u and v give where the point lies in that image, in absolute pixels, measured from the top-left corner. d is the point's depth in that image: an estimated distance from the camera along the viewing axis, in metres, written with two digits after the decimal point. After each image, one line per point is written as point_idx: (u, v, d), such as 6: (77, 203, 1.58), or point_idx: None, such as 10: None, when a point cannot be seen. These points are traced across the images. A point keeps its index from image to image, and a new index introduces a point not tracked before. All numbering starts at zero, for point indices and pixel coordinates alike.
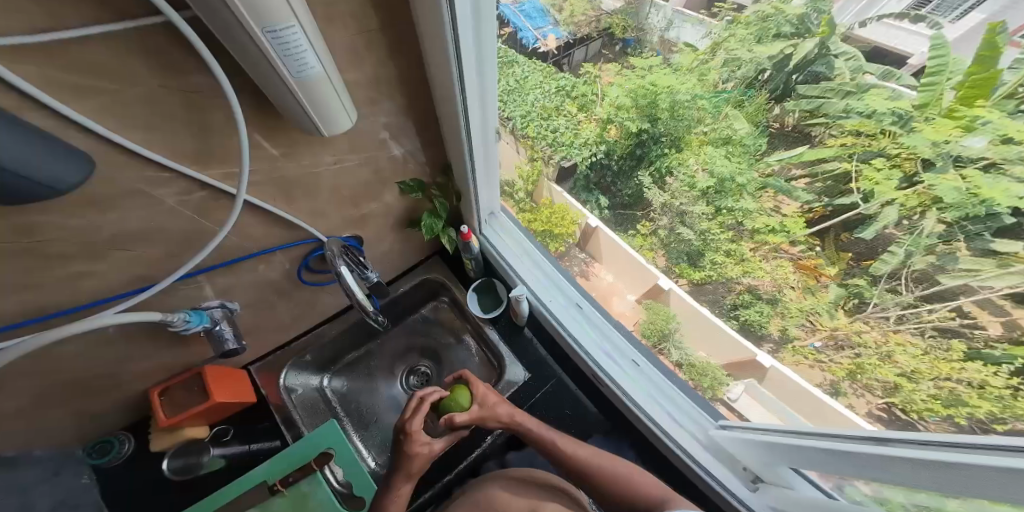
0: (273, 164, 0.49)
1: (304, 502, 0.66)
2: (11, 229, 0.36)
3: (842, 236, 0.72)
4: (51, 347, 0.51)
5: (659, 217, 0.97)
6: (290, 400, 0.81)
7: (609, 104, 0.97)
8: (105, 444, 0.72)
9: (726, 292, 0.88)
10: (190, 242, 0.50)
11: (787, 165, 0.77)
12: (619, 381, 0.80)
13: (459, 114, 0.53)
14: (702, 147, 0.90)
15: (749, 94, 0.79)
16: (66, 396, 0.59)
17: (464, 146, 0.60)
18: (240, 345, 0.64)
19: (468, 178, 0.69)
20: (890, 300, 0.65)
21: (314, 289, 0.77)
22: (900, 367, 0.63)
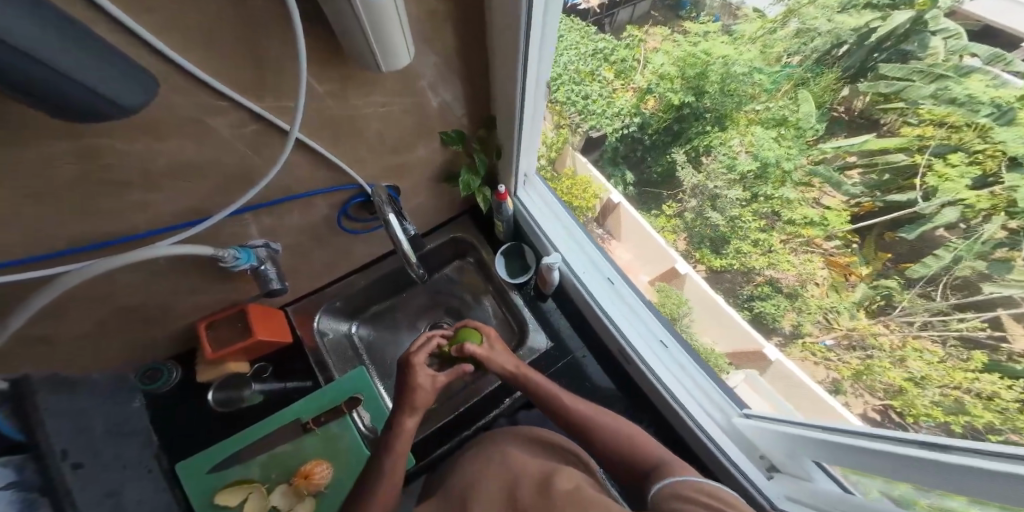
0: (323, 103, 0.46)
1: (334, 442, 0.75)
2: (71, 153, 0.35)
3: (887, 234, 0.78)
4: (110, 274, 0.52)
5: (688, 199, 1.02)
6: (321, 343, 0.85)
7: (651, 71, 1.00)
8: (154, 371, 0.77)
9: (745, 281, 0.91)
10: (241, 179, 0.49)
11: (842, 155, 0.83)
12: (646, 358, 0.79)
13: (518, 63, 0.48)
14: (749, 127, 0.99)
15: (818, 72, 0.85)
16: (120, 321, 0.62)
17: (516, 100, 0.56)
18: (284, 286, 0.66)
19: (514, 135, 0.65)
20: (920, 306, 0.71)
21: (350, 238, 0.77)
22: (911, 372, 0.66)
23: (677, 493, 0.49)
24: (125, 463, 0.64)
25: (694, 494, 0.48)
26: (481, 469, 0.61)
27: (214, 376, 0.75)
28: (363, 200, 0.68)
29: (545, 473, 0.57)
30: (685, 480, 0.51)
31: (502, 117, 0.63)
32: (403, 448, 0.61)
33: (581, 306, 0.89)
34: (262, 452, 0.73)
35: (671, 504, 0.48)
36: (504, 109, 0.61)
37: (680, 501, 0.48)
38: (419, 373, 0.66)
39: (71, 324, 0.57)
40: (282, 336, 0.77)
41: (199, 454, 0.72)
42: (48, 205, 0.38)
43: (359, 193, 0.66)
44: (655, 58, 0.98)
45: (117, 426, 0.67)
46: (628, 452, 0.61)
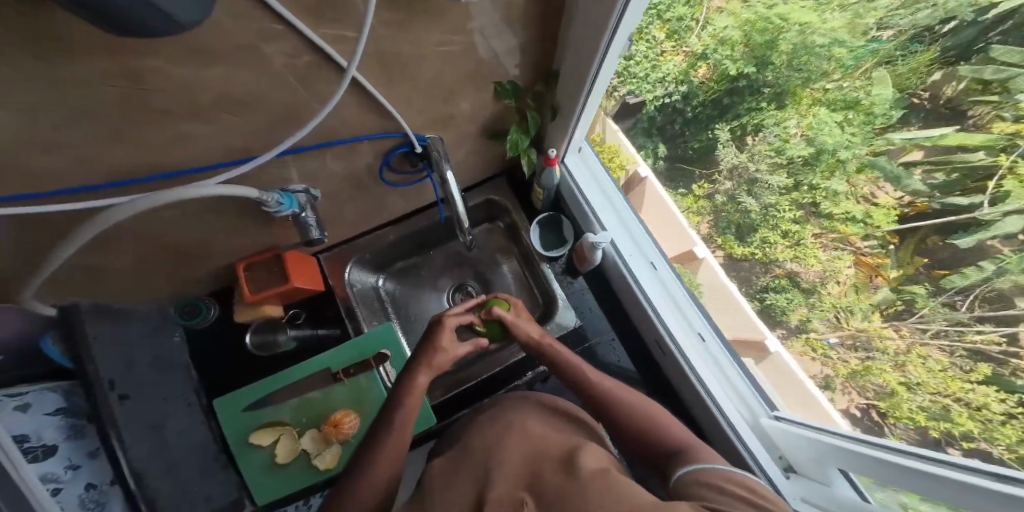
0: (382, 38, 0.42)
1: (362, 393, 0.78)
2: (115, 74, 0.31)
3: (931, 238, 0.57)
4: (155, 211, 0.52)
5: (724, 181, 0.79)
6: (351, 293, 0.85)
7: (710, 35, 0.69)
8: (192, 307, 0.79)
9: (762, 272, 0.77)
10: (290, 115, 0.47)
11: (910, 149, 0.57)
12: (683, 350, 0.80)
13: (607, 32, 0.44)
14: (813, 108, 0.66)
15: (911, 50, 0.54)
16: (162, 256, 0.63)
17: (591, 70, 0.52)
18: (322, 236, 0.66)
19: (578, 102, 0.61)
20: (940, 314, 0.55)
21: (386, 190, 0.75)
22: (906, 376, 0.58)
23: (703, 481, 0.47)
24: (167, 394, 0.69)
25: (724, 485, 0.45)
26: (495, 431, 0.58)
27: (250, 317, 0.77)
28: (406, 150, 0.65)
29: (563, 443, 0.54)
30: (708, 467, 0.49)
31: (570, 79, 0.59)
32: (410, 401, 0.61)
33: (621, 287, 0.89)
34: (293, 396, 0.77)
35: (696, 490, 0.46)
36: (575, 71, 0.56)
37: (705, 487, 0.46)
38: (444, 331, 0.66)
39: (116, 257, 0.57)
40: (317, 284, 0.78)
41: (237, 391, 0.76)
42: (94, 128, 0.36)
43: (403, 143, 0.63)
44: (725, 29, 0.67)
45: (156, 359, 0.70)
46: (646, 430, 0.59)
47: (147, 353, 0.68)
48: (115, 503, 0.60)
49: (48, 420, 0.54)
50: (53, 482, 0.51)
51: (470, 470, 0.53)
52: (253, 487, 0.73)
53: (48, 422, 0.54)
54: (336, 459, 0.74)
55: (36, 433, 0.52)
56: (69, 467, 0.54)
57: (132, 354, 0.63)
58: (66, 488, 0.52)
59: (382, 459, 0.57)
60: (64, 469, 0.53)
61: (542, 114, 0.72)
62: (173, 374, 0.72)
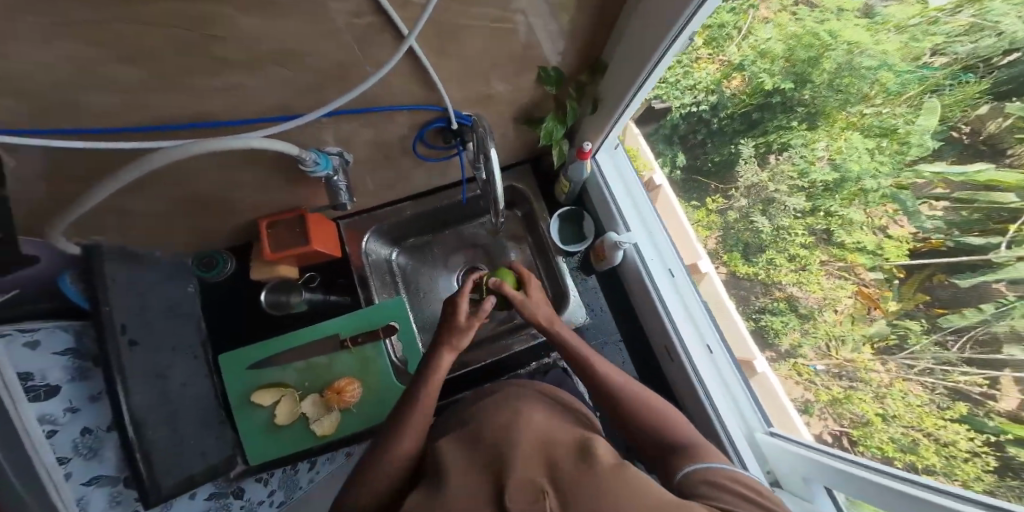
0: (448, 8, 0.40)
1: (366, 364, 0.78)
2: (186, 18, 0.30)
3: (936, 275, 0.55)
4: (191, 162, 0.51)
5: (740, 197, 0.77)
6: (367, 262, 0.83)
7: (751, 46, 0.67)
8: (210, 260, 0.79)
9: (762, 292, 0.76)
10: (340, 76, 0.46)
11: (937, 183, 0.54)
12: (693, 358, 0.79)
13: (675, 28, 0.42)
14: (845, 132, 0.62)
15: (961, 80, 0.49)
16: (189, 208, 0.62)
17: (646, 67, 0.50)
18: (349, 201, 0.66)
19: (624, 98, 0.59)
20: (929, 351, 0.55)
21: (414, 163, 0.74)
22: (883, 407, 0.60)
23: (708, 480, 0.46)
24: (176, 345, 0.69)
25: (729, 484, 0.45)
26: (500, 421, 0.54)
27: (267, 276, 0.76)
28: (442, 125, 0.64)
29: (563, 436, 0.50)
30: (712, 465, 0.48)
31: (617, 74, 0.58)
32: (435, 382, 0.61)
33: (635, 288, 0.89)
34: (299, 359, 0.76)
35: (703, 490, 0.45)
36: (623, 66, 0.55)
37: (711, 487, 0.45)
38: (460, 307, 0.64)
39: (143, 202, 0.56)
40: (333, 250, 0.77)
41: (243, 349, 0.76)
42: (151, 69, 0.35)
43: (440, 118, 0.62)
44: (767, 42, 0.65)
45: (171, 307, 0.69)
46: (655, 423, 0.56)
47: (163, 302, 0.68)
48: (110, 449, 0.59)
49: (55, 361, 0.54)
50: (49, 424, 0.50)
51: (479, 460, 0.48)
52: (247, 444, 0.74)
53: (54, 362, 0.54)
54: (334, 426, 0.75)
55: (41, 371, 0.52)
56: (68, 410, 0.54)
57: (149, 304, 0.64)
58: (61, 431, 0.52)
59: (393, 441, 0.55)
60: (63, 411, 0.53)
61: (582, 104, 0.71)
62: (185, 324, 0.72)
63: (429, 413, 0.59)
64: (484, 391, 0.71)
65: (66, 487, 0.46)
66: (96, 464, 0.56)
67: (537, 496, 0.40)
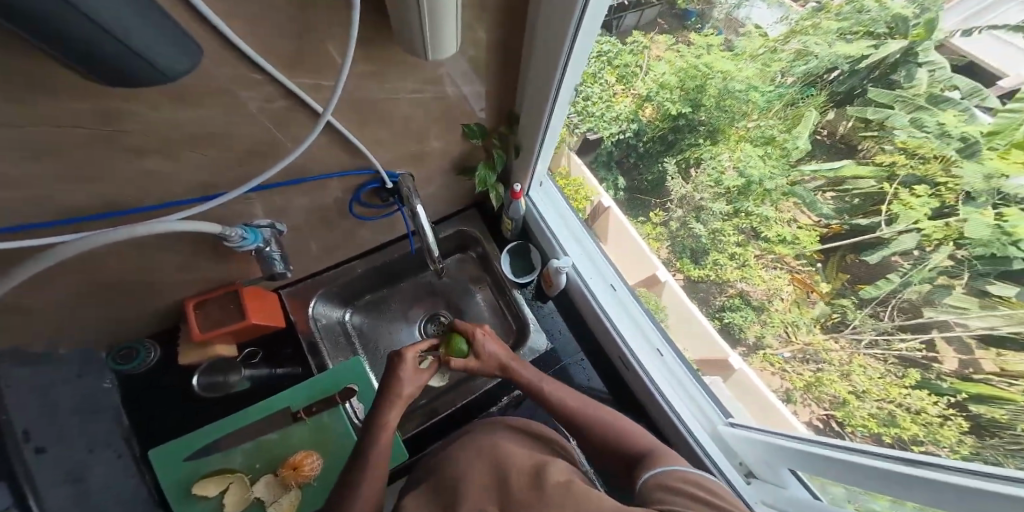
0: (359, 85, 0.45)
1: (323, 431, 0.74)
2: (90, 115, 0.33)
3: (848, 257, 0.65)
4: (100, 251, 0.50)
5: (675, 208, 0.85)
6: (315, 327, 0.82)
7: (652, 80, 0.75)
8: (129, 351, 0.73)
9: (718, 292, 0.83)
10: (261, 155, 0.48)
11: (819, 177, 0.66)
12: (644, 365, 0.84)
13: (557, 72, 0.50)
14: (740, 143, 0.74)
15: (808, 94, 0.63)
16: (107, 296, 0.60)
17: (546, 105, 0.57)
18: (287, 269, 0.67)
19: (538, 136, 0.66)
20: (868, 324, 0.64)
21: (355, 223, 0.76)
22: (853, 384, 0.65)
23: (662, 484, 0.48)
24: (92, 445, 0.63)
25: (681, 485, 0.47)
26: (475, 460, 0.54)
27: (201, 358, 0.73)
28: (376, 186, 0.67)
29: (532, 465, 0.50)
30: (664, 470, 0.51)
31: (529, 120, 0.65)
32: (384, 437, 0.59)
33: (581, 308, 0.94)
34: (246, 440, 0.71)
35: (658, 495, 0.47)
36: (531, 113, 0.63)
37: (666, 491, 0.47)
38: (405, 358, 0.65)
39: (47, 296, 0.53)
40: (275, 320, 0.75)
41: (176, 441, 0.69)
42: (56, 165, 0.36)
43: (373, 180, 0.66)
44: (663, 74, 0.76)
45: (79, 405, 0.64)
46: (598, 433, 0.62)
47: (66, 404, 0.62)
48: None
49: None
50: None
51: (441, 498, 0.50)
52: None
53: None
54: (296, 503, 0.69)
55: None
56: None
57: (48, 411, 0.58)
58: None
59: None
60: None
61: (507, 151, 0.77)
62: (102, 419, 0.67)
63: (381, 476, 0.57)
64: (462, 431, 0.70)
65: None
66: None
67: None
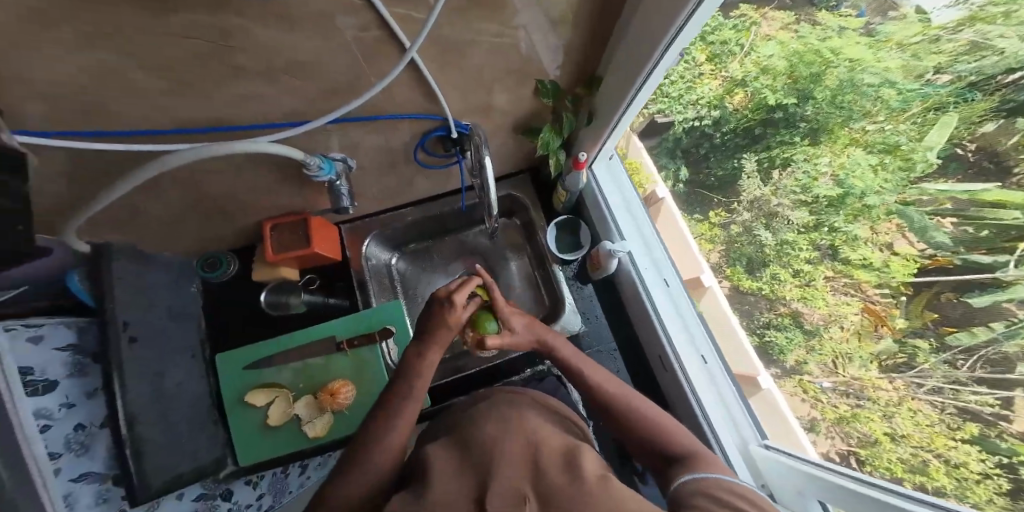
0: (453, 22, 0.42)
1: (361, 366, 0.77)
2: (204, 29, 0.33)
3: (945, 295, 0.52)
4: (200, 164, 0.52)
5: (742, 211, 0.76)
6: (366, 266, 0.84)
7: (754, 61, 0.65)
8: (213, 260, 0.80)
9: (767, 308, 0.74)
10: (344, 87, 0.47)
11: (941, 201, 0.52)
12: (688, 374, 0.77)
13: (661, 45, 0.43)
14: (849, 148, 0.60)
15: (967, 98, 0.46)
16: (201, 210, 0.64)
17: (637, 79, 0.50)
18: (350, 206, 0.67)
19: (618, 109, 0.58)
20: (939, 371, 0.53)
21: (415, 171, 0.75)
22: (892, 426, 0.57)
23: (703, 490, 0.44)
24: (174, 344, 0.69)
25: (723, 495, 0.43)
26: (505, 431, 0.51)
27: (267, 278, 0.77)
28: (443, 133, 0.65)
29: (568, 451, 0.48)
30: (704, 476, 0.46)
31: (610, 90, 0.58)
32: (423, 377, 0.59)
33: (625, 297, 0.89)
34: (294, 360, 0.76)
35: (696, 501, 0.43)
36: (616, 81, 0.56)
37: (707, 499, 0.43)
38: (453, 303, 0.61)
39: (154, 203, 0.57)
40: (334, 253, 0.78)
41: (238, 350, 0.76)
42: (169, 78, 0.37)
43: (440, 127, 0.63)
44: (770, 57, 0.63)
45: (170, 309, 0.69)
46: (634, 423, 0.58)
47: (163, 304, 0.68)
48: (101, 446, 0.59)
49: (56, 356, 0.54)
50: (44, 419, 0.50)
51: (473, 463, 0.47)
52: (238, 446, 0.73)
53: (55, 357, 0.54)
54: (327, 427, 0.74)
55: (41, 366, 0.52)
56: (65, 405, 0.54)
57: (150, 307, 0.64)
58: (55, 426, 0.51)
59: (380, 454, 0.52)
60: (59, 406, 0.53)
61: (579, 115, 0.70)
62: (184, 325, 0.72)
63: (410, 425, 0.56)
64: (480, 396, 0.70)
65: (55, 478, 0.50)
66: (85, 461, 0.55)
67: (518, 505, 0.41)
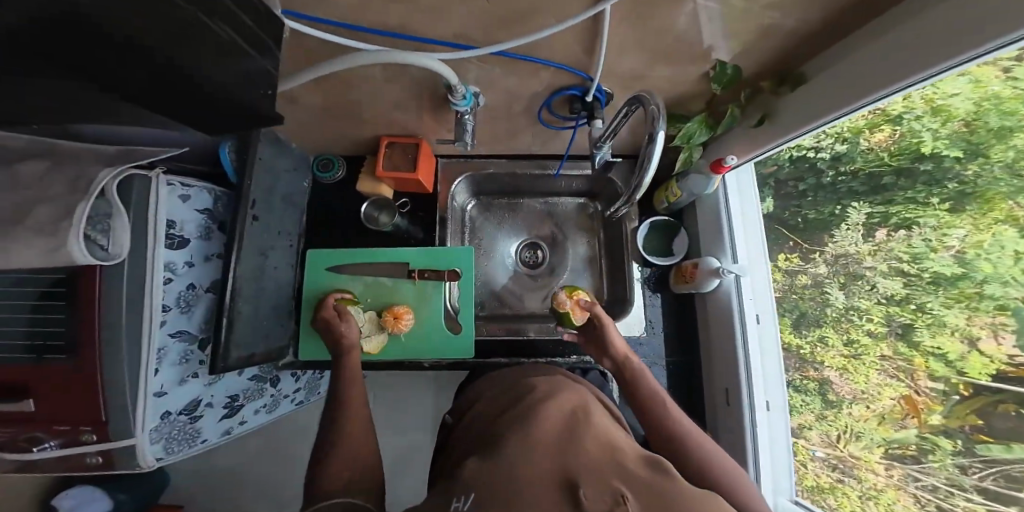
0: None
1: (424, 298, 0.79)
2: None
3: (1004, 406, 0.48)
4: (373, 70, 0.54)
5: (819, 264, 0.67)
6: (451, 204, 0.84)
7: (925, 97, 0.46)
8: (326, 162, 0.83)
9: (792, 367, 0.71)
10: (522, 19, 0.44)
11: None
12: (753, 420, 0.69)
13: (911, 79, 0.37)
14: (997, 226, 0.47)
15: None
16: (337, 112, 0.65)
17: (859, 102, 0.43)
18: (469, 144, 0.65)
19: (802, 128, 0.51)
20: (946, 472, 0.53)
21: (530, 124, 0.72)
22: (865, 507, 0.61)
23: None
24: (281, 230, 0.73)
25: None
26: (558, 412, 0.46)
27: (369, 191, 0.81)
28: (576, 93, 0.61)
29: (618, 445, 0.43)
30: None
31: (799, 107, 0.52)
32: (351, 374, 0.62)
33: (697, 315, 0.84)
34: (368, 275, 0.79)
35: None
36: (811, 97, 0.49)
37: None
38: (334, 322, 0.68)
39: (310, 97, 0.60)
40: (427, 183, 0.80)
41: (318, 251, 0.79)
42: None
43: (578, 86, 0.60)
44: (953, 97, 0.45)
45: (285, 196, 0.73)
46: (686, 453, 0.50)
47: (283, 190, 0.72)
48: (201, 309, 0.68)
49: (194, 216, 0.66)
50: (169, 271, 0.61)
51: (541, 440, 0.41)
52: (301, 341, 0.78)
53: (192, 218, 0.66)
54: (380, 347, 0.76)
55: (181, 222, 0.63)
56: (188, 263, 0.65)
57: (273, 190, 0.68)
58: (175, 280, 0.62)
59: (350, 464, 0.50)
60: (183, 264, 0.64)
61: (745, 115, 0.62)
62: (292, 213, 0.76)
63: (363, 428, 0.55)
64: (507, 374, 0.66)
65: (158, 331, 0.60)
66: (186, 319, 0.65)
67: (616, 503, 0.34)
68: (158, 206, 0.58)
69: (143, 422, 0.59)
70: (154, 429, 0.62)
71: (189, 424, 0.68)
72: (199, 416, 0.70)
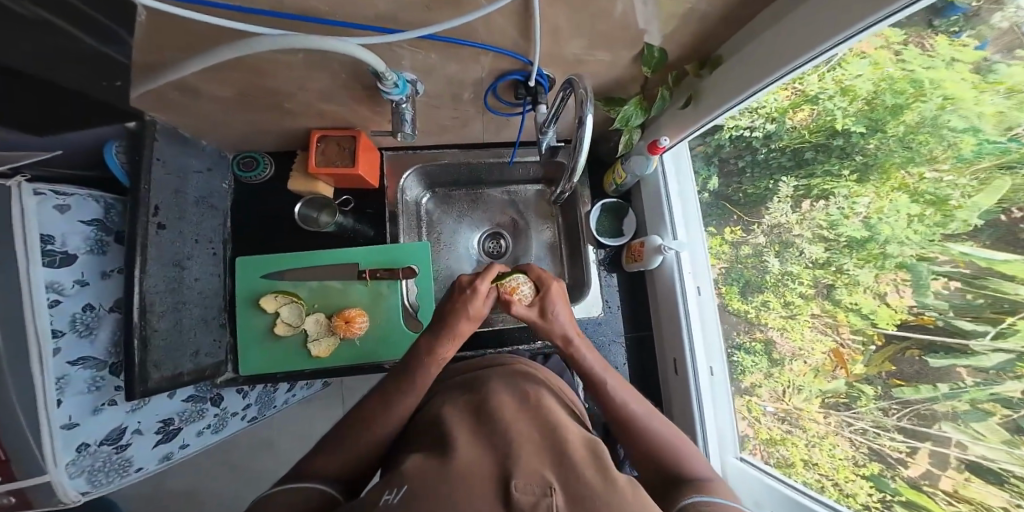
0: None
1: (378, 299, 0.76)
2: None
3: (909, 350, 0.52)
4: (285, 57, 0.49)
5: (759, 235, 0.72)
6: (400, 198, 0.82)
7: (836, 80, 0.52)
8: (249, 160, 0.77)
9: (743, 331, 0.76)
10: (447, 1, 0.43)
11: (958, 263, 0.46)
12: (697, 383, 0.77)
13: (816, 50, 0.40)
14: (893, 193, 0.51)
15: None
16: (258, 103, 0.60)
17: (773, 76, 0.46)
18: (412, 133, 0.62)
19: (728, 105, 0.54)
20: (872, 415, 0.57)
21: (477, 112, 0.71)
22: (810, 454, 0.65)
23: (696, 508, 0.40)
24: (198, 236, 0.67)
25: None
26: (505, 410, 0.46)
27: (304, 190, 0.75)
28: (519, 78, 0.61)
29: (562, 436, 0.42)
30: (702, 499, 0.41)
31: (722, 85, 0.54)
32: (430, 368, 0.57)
33: (647, 291, 0.88)
34: (314, 278, 0.74)
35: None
36: (732, 75, 0.52)
37: None
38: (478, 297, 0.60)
39: (219, 89, 0.55)
40: (370, 178, 0.76)
41: (260, 257, 0.75)
42: None
43: (519, 71, 0.59)
44: (857, 78, 0.50)
45: (197, 200, 0.66)
46: (632, 433, 0.51)
47: (193, 193, 0.65)
48: (106, 330, 0.61)
49: (79, 228, 0.58)
50: (55, 293, 0.53)
51: (485, 439, 0.40)
52: (240, 354, 0.73)
53: (77, 229, 0.58)
54: (331, 350, 0.73)
55: (61, 237, 0.55)
56: (78, 282, 0.57)
57: (180, 193, 0.61)
58: (65, 301, 0.55)
59: (341, 451, 0.48)
60: (72, 283, 0.56)
61: (676, 96, 0.65)
62: (209, 217, 0.70)
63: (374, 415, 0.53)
64: (474, 363, 0.66)
65: (52, 359, 0.52)
66: (88, 343, 0.58)
67: (546, 492, 0.33)
68: (26, 218, 0.50)
69: (53, 457, 0.53)
70: (72, 463, 0.55)
71: (117, 453, 0.61)
72: (128, 444, 0.63)
